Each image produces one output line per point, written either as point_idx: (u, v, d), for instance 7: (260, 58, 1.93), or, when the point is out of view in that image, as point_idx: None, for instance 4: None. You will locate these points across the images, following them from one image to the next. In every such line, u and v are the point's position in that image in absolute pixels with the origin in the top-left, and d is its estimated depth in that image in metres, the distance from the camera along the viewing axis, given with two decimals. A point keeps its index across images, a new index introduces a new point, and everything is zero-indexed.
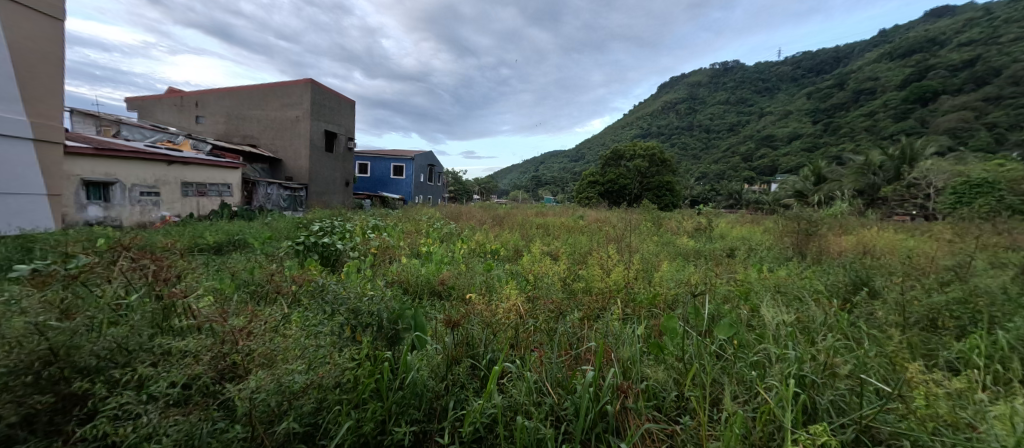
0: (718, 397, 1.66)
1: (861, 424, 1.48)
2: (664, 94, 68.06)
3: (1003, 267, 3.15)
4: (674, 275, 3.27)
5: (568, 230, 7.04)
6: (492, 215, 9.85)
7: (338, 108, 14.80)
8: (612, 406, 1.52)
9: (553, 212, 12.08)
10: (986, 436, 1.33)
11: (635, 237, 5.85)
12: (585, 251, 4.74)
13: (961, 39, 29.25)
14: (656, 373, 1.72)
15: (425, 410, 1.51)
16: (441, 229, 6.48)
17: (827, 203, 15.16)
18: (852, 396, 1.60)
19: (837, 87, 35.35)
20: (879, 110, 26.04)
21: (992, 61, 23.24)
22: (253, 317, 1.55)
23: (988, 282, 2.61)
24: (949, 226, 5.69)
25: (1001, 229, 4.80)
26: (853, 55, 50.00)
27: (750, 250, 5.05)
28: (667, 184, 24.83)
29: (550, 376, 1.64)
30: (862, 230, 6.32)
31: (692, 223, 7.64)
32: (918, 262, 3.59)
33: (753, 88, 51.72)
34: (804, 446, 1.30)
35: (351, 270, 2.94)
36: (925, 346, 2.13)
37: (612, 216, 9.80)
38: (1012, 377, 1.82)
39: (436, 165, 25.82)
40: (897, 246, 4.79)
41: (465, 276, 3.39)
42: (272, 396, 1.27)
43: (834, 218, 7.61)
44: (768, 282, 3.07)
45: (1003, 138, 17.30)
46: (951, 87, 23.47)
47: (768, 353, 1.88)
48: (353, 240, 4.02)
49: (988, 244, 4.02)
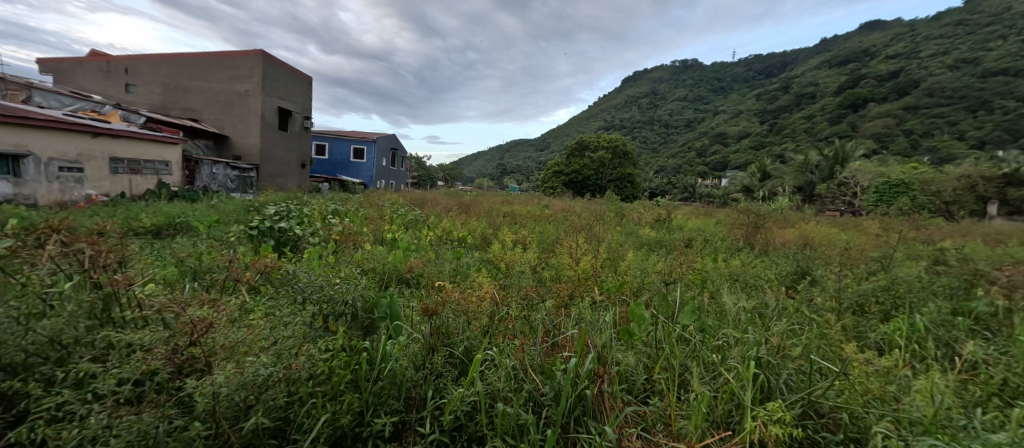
0: (685, 379, 1.76)
1: (807, 399, 1.62)
2: (628, 88, 69.77)
3: (918, 259, 3.56)
4: (639, 263, 3.40)
5: (535, 219, 7.13)
6: (459, 203, 9.67)
7: (294, 85, 13.89)
8: (591, 390, 1.53)
9: (520, 201, 12.05)
10: (909, 407, 1.54)
11: (600, 226, 6.03)
12: (554, 240, 4.80)
13: (889, 51, 32.34)
14: (628, 357, 1.79)
15: (404, 400, 1.46)
16: (406, 215, 6.30)
17: (771, 198, 16.54)
18: (801, 374, 1.75)
19: (782, 90, 38.04)
20: (818, 114, 28.25)
21: (913, 73, 25.94)
22: (214, 306, 1.45)
23: (907, 273, 2.95)
24: (874, 221, 6.38)
25: (916, 225, 5.45)
26: (798, 61, 53.99)
27: (706, 240, 5.35)
28: (628, 177, 25.77)
29: (529, 362, 1.65)
30: (802, 223, 6.91)
31: (652, 214, 7.99)
32: (851, 254, 3.97)
33: (710, 88, 54.54)
34: (762, 421, 1.41)
35: (314, 257, 2.78)
36: (856, 328, 2.38)
37: (577, 206, 10.06)
38: (927, 355, 2.08)
39: (400, 150, 25.03)
40: (832, 239, 5.31)
41: (433, 264, 3.30)
42: (239, 391, 1.18)
43: (778, 212, 8.25)
44: (723, 271, 3.27)
45: (917, 144, 19.64)
46: (878, 95, 25.93)
47: (728, 337, 2.00)
48: (313, 226, 3.80)
49: (907, 238, 4.55)
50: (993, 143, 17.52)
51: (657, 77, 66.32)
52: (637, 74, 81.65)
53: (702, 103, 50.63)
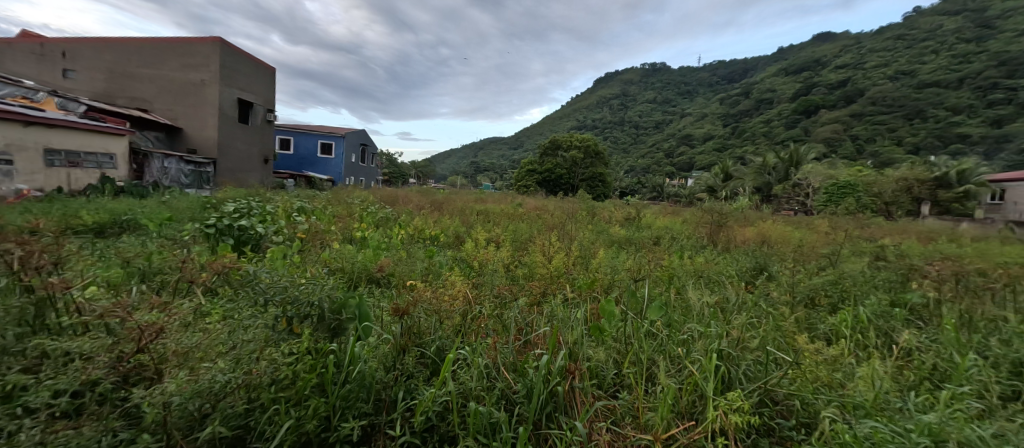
0: (654, 373, 1.80)
1: (765, 388, 1.69)
2: (600, 89, 71.04)
3: (861, 255, 3.84)
4: (610, 261, 3.47)
5: (509, 217, 7.13)
6: (431, 201, 9.54)
7: (255, 76, 13.23)
8: (562, 386, 1.55)
9: (493, 199, 12.03)
10: (854, 392, 1.66)
11: (573, 225, 6.12)
12: (527, 238, 4.82)
13: (838, 61, 34.59)
14: (599, 353, 1.82)
15: (373, 403, 1.42)
16: (376, 213, 6.14)
17: (733, 198, 17.36)
18: (760, 365, 1.83)
19: (743, 96, 39.89)
20: (775, 119, 29.87)
21: (859, 83, 27.86)
22: (164, 311, 1.35)
23: (853, 267, 3.16)
24: (825, 220, 6.82)
25: (861, 224, 5.87)
26: (757, 68, 56.78)
27: (673, 238, 5.54)
28: (599, 176, 26.30)
29: (501, 360, 1.64)
30: (760, 222, 7.30)
31: (622, 212, 8.19)
32: (804, 250, 4.22)
33: (676, 91, 56.44)
34: (725, 410, 1.48)
35: (277, 256, 2.65)
36: (808, 320, 2.53)
37: (551, 204, 10.17)
38: (870, 344, 2.24)
39: (370, 145, 24.38)
40: (787, 236, 5.64)
41: (404, 263, 3.22)
42: (192, 400, 1.12)
43: (739, 211, 8.66)
44: (689, 268, 3.39)
45: (862, 149, 21.14)
46: (828, 102, 27.69)
47: (694, 331, 2.07)
48: (276, 224, 3.63)
49: (853, 236, 4.89)
50: (927, 149, 19.21)
51: (627, 79, 67.90)
52: (608, 76, 83.24)
53: (670, 105, 52.38)
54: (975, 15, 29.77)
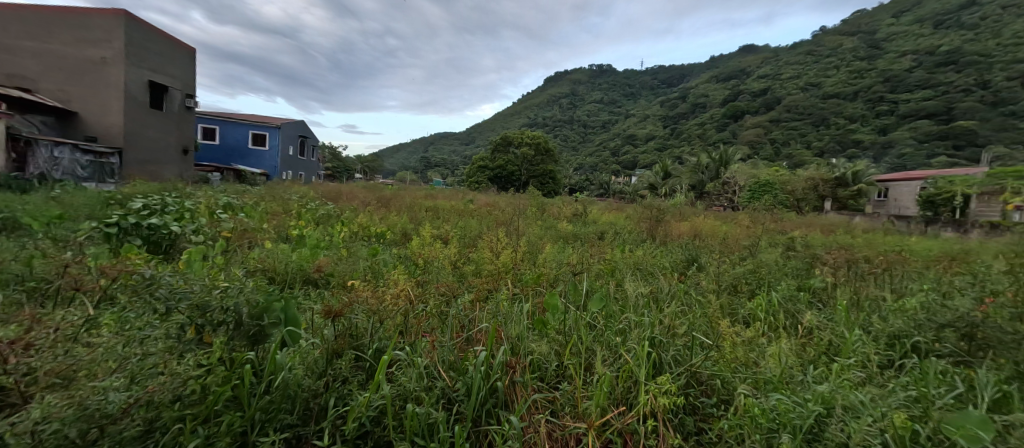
0: (591, 363, 1.88)
1: (690, 371, 1.83)
2: (550, 88, 72.37)
3: (776, 245, 4.28)
4: (556, 256, 3.56)
5: (459, 214, 7.06)
6: (378, 197, 9.18)
7: (171, 56, 11.89)
8: (502, 381, 1.57)
9: (444, 196, 11.85)
10: (765, 369, 1.84)
11: (522, 221, 6.20)
12: (475, 235, 4.80)
13: (761, 71, 38.08)
14: (541, 347, 1.85)
15: (300, 412, 1.34)
16: (316, 209, 5.79)
17: (671, 194, 18.53)
18: (687, 350, 1.97)
19: (681, 99, 42.61)
20: (708, 123, 32.24)
21: (778, 92, 30.89)
22: (37, 328, 1.18)
23: (769, 257, 3.52)
24: (747, 214, 7.51)
25: (777, 218, 6.54)
26: (693, 74, 60.89)
27: (616, 233, 5.81)
28: (549, 173, 26.84)
29: (441, 359, 1.61)
30: (693, 217, 7.87)
31: (570, 208, 8.43)
32: (729, 243, 4.61)
33: (621, 92, 58.97)
34: (654, 394, 1.58)
35: (195, 258, 2.40)
36: (731, 306, 2.77)
37: (501, 200, 10.21)
38: (781, 325, 2.51)
39: (310, 138, 22.91)
40: (716, 230, 6.13)
41: (345, 263, 3.06)
42: (72, 425, 0.94)
43: (676, 207, 9.28)
44: (629, 261, 3.57)
45: (779, 151, 23.50)
46: (752, 108, 30.40)
47: (629, 320, 2.19)
48: (196, 222, 3.29)
49: (769, 229, 5.44)
50: (829, 152, 22.03)
51: (575, 79, 69.78)
52: (558, 75, 84.98)
53: (615, 106, 54.62)
54: (868, 36, 34.12)
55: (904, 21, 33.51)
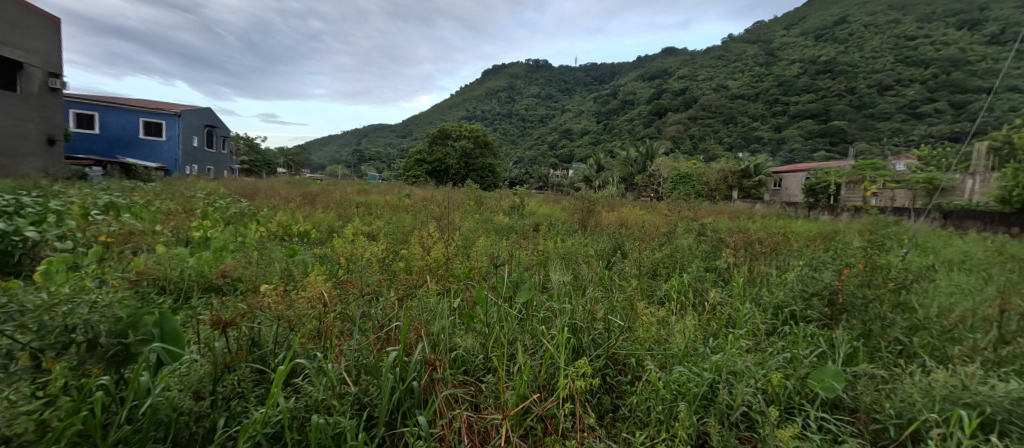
0: (514, 353, 1.90)
1: (606, 353, 1.95)
2: (487, 81, 72.07)
3: (690, 231, 4.68)
4: (488, 248, 3.56)
5: (393, 209, 6.79)
6: (302, 192, 8.51)
7: (23, 25, 9.89)
8: (419, 380, 1.53)
9: (378, 191, 11.32)
10: (672, 345, 2.00)
11: (458, 215, 6.13)
12: (408, 230, 4.65)
13: (681, 72, 41.26)
14: (465, 342, 1.83)
15: (181, 437, 1.19)
16: (225, 207, 5.21)
17: (604, 186, 19.46)
18: (605, 333, 2.08)
19: (612, 96, 44.79)
20: (636, 119, 34.31)
21: (695, 91, 33.72)
22: None
23: (684, 243, 3.84)
24: (669, 203, 8.13)
25: (692, 207, 7.17)
26: (622, 72, 64.32)
27: (550, 225, 5.97)
28: (488, 167, 26.83)
29: (354, 363, 1.52)
30: (622, 208, 8.35)
31: (507, 202, 8.50)
32: (650, 230, 4.97)
33: (557, 88, 60.55)
34: (571, 379, 1.64)
35: (56, 268, 2.03)
36: (649, 289, 2.98)
37: (438, 195, 10.02)
38: (690, 303, 2.75)
39: (220, 127, 20.56)
40: (639, 219, 6.58)
41: (256, 265, 2.78)
42: None
43: (607, 198, 9.78)
44: (559, 251, 3.70)
45: (697, 146, 25.71)
46: (674, 106, 32.88)
47: (553, 308, 2.26)
48: (61, 226, 2.78)
49: (686, 217, 5.94)
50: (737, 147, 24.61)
51: (512, 73, 70.24)
52: (495, 68, 84.87)
53: (551, 101, 55.96)
54: (766, 44, 38.47)
55: (794, 32, 38.26)
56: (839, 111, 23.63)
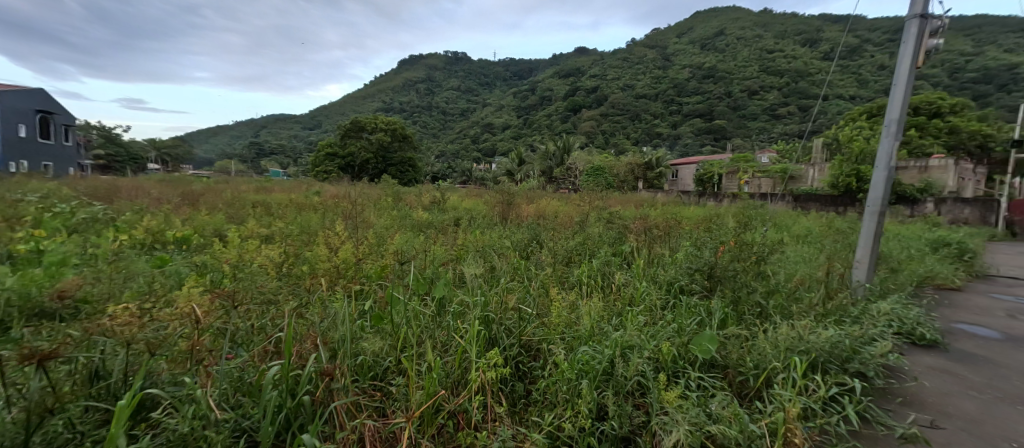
0: (424, 351, 1.83)
1: (519, 341, 1.99)
2: (404, 72, 69.10)
3: (600, 219, 5.00)
4: (402, 245, 3.41)
5: (297, 208, 6.18)
6: (183, 192, 7.31)
7: None
8: (313, 393, 1.39)
9: (281, 188, 10.20)
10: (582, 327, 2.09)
11: (372, 212, 5.79)
12: (315, 230, 4.27)
13: (592, 71, 43.76)
14: (371, 346, 1.71)
15: None
16: (71, 213, 4.26)
17: (526, 179, 19.91)
18: (518, 322, 2.11)
19: (530, 92, 45.92)
20: (554, 114, 35.64)
21: (605, 89, 36.02)
22: None
23: (595, 232, 4.08)
24: (584, 195, 8.58)
25: (604, 197, 7.66)
26: (539, 69, 66.24)
27: (470, 219, 5.92)
28: (408, 161, 25.85)
29: (231, 383, 1.33)
30: (541, 200, 8.61)
31: (428, 197, 8.25)
32: (564, 220, 5.19)
33: (476, 81, 60.23)
34: (483, 372, 1.63)
35: None
36: (563, 276, 3.11)
37: (352, 191, 9.34)
38: (599, 286, 2.93)
39: (58, 113, 16.85)
40: (556, 210, 6.84)
41: (109, 277, 2.30)
42: None
43: (527, 191, 10.00)
44: (477, 244, 3.68)
45: (608, 141, 27.56)
46: (587, 103, 34.79)
47: (467, 303, 2.22)
48: None
49: (597, 206, 6.33)
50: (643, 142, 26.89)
51: (430, 65, 68.24)
52: (412, 59, 81.70)
53: (471, 95, 55.60)
54: (663, 49, 42.55)
55: (684, 40, 42.89)
56: (721, 111, 27.13)
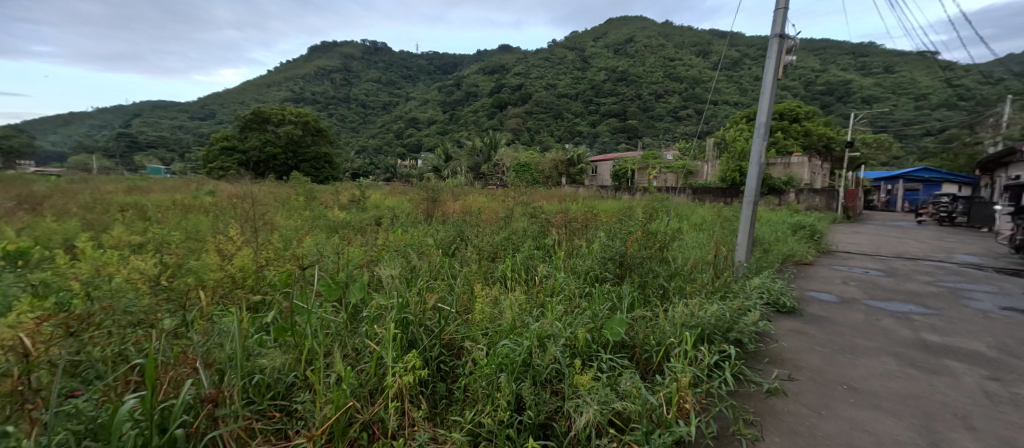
0: (335, 362, 1.70)
1: (440, 341, 1.95)
2: (316, 60, 63.74)
3: (524, 215, 5.09)
4: (313, 247, 3.13)
5: (185, 211, 5.37)
6: (22, 194, 5.91)
7: None
8: (193, 422, 1.20)
9: (163, 188, 8.75)
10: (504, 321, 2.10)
11: (280, 213, 5.24)
12: (206, 234, 3.74)
13: (516, 69, 44.48)
14: (272, 361, 1.54)
15: None
16: None
17: (453, 176, 19.59)
18: (440, 322, 2.06)
19: (455, 87, 45.27)
20: (479, 111, 35.56)
21: (529, 88, 36.85)
22: None
23: (519, 227, 4.14)
24: (510, 191, 8.68)
25: (528, 193, 7.83)
26: (464, 64, 65.60)
27: (393, 217, 5.66)
28: (323, 156, 23.95)
29: (80, 424, 1.11)
30: (468, 196, 8.53)
31: (346, 195, 7.70)
32: (490, 216, 5.20)
33: (397, 74, 57.71)
34: (398, 378, 1.56)
35: None
36: (488, 272, 3.11)
37: (256, 190, 8.35)
38: (522, 279, 2.98)
39: None
40: (481, 206, 6.83)
41: None
42: None
43: (454, 188, 9.83)
44: (399, 243, 3.52)
45: (533, 138, 28.26)
46: (512, 100, 35.27)
47: (385, 305, 2.11)
48: None
49: (522, 202, 6.45)
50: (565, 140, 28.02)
51: (346, 54, 63.85)
52: (326, 46, 75.65)
53: (393, 88, 53.19)
54: (581, 51, 44.69)
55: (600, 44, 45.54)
56: (633, 112, 29.32)
